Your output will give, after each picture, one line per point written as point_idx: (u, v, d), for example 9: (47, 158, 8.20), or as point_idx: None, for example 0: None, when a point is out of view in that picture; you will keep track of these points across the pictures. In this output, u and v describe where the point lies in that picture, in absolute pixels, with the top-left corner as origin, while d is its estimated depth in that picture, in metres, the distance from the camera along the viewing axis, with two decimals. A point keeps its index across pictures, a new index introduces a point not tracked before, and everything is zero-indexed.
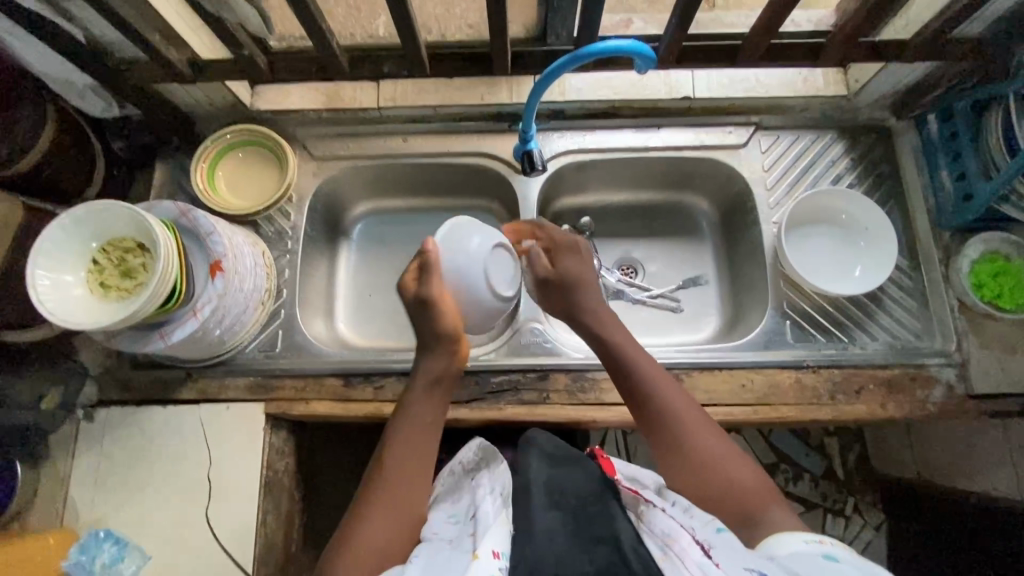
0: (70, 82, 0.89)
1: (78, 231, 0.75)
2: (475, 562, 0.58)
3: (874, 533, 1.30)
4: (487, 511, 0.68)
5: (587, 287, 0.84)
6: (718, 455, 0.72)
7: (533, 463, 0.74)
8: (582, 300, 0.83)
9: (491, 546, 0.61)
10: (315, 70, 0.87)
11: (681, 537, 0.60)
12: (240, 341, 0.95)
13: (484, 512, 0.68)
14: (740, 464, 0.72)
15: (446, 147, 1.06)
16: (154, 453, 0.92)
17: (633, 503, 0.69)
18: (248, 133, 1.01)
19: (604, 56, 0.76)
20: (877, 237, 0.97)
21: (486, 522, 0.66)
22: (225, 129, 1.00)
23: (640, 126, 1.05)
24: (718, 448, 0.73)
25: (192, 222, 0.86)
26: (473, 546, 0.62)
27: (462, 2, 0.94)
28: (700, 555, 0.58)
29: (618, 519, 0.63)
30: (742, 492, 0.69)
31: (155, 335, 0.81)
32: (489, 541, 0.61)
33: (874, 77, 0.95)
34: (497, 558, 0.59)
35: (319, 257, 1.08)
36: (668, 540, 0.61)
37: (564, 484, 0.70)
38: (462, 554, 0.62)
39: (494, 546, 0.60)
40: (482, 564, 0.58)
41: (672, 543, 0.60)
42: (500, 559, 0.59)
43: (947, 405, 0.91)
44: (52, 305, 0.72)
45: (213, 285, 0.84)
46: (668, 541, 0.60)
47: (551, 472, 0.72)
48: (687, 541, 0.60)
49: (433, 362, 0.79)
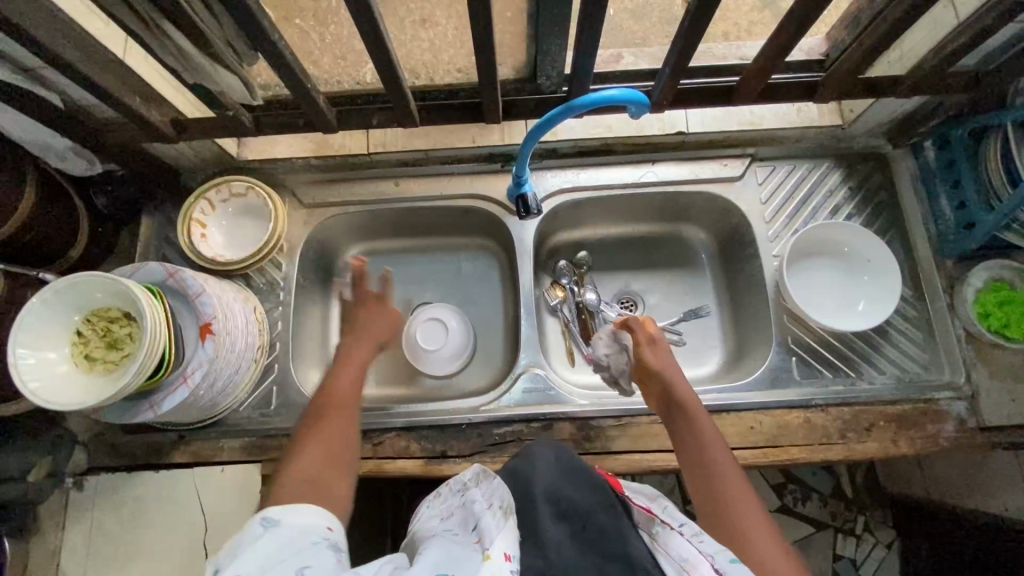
0: (48, 145, 0.83)
1: (59, 303, 0.72)
2: (485, 563, 0.56)
3: (885, 551, 1.27)
4: (490, 519, 0.64)
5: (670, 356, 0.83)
6: (758, 536, 0.64)
7: (537, 464, 0.71)
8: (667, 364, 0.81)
9: (501, 549, 0.58)
10: (302, 125, 0.84)
11: (699, 563, 0.57)
12: (233, 401, 0.92)
13: (488, 521, 0.63)
14: (782, 555, 0.63)
15: (438, 190, 1.04)
16: (148, 521, 0.89)
17: (647, 523, 0.64)
18: (226, 184, 0.97)
19: (598, 106, 0.76)
20: (879, 270, 0.96)
21: (493, 528, 0.62)
22: (203, 186, 0.96)
23: (635, 162, 1.03)
24: (761, 528, 0.65)
25: (179, 284, 0.82)
26: (482, 547, 0.59)
27: (450, 48, 0.92)
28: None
29: (630, 536, 0.60)
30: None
31: (145, 406, 0.78)
32: (501, 543, 0.59)
33: (868, 109, 0.95)
34: (509, 560, 0.57)
35: (312, 304, 1.06)
36: (686, 565, 0.58)
37: (567, 491, 0.66)
38: (473, 552, 0.59)
39: (506, 548, 0.58)
40: (494, 565, 0.56)
41: (691, 569, 0.57)
42: (512, 562, 0.56)
43: (958, 439, 0.89)
44: (35, 385, 0.70)
45: (203, 349, 0.81)
46: (686, 567, 0.57)
47: (557, 473, 0.69)
48: (705, 569, 0.57)
49: (358, 347, 0.84)
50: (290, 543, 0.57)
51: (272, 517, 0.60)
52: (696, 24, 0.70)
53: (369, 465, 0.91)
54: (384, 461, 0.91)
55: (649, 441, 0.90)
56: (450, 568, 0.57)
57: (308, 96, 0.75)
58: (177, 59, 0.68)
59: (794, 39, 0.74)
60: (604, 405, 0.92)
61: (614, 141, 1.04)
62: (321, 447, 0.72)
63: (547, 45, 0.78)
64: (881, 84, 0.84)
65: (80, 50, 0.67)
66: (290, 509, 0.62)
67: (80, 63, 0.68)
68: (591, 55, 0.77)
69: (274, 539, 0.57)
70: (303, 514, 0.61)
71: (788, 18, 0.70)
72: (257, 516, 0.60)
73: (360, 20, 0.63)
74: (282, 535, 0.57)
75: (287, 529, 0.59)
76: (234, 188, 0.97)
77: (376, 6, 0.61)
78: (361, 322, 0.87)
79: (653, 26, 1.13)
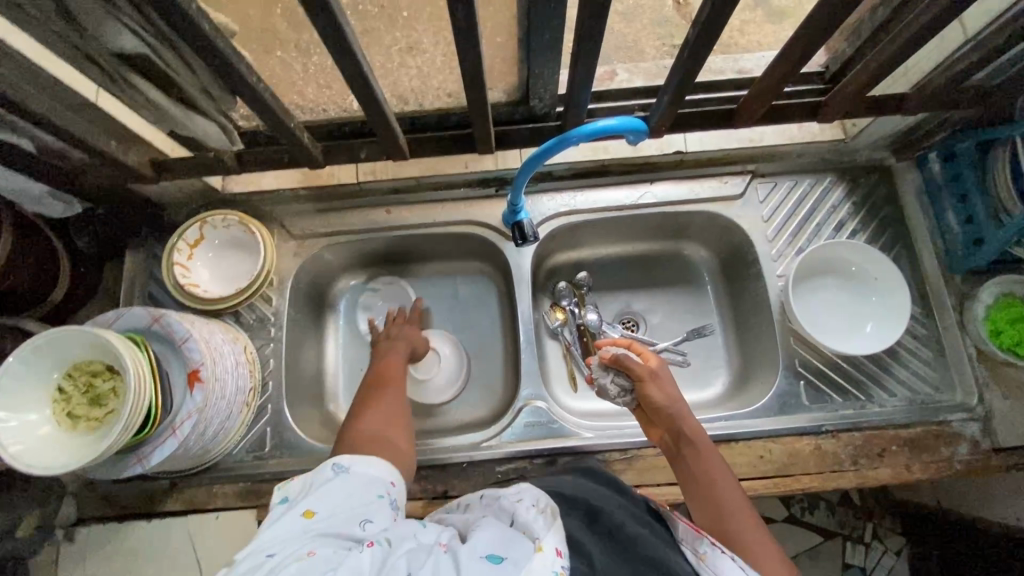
0: (23, 190, 0.79)
1: (38, 359, 0.69)
2: (537, 555, 0.56)
3: (895, 560, 1.21)
4: (528, 511, 0.64)
5: (659, 382, 0.83)
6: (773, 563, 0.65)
7: (562, 481, 0.76)
8: (658, 398, 0.81)
9: (552, 543, 0.59)
10: (288, 160, 0.82)
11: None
12: (225, 447, 0.89)
13: (526, 516, 0.64)
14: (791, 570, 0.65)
15: (432, 217, 1.01)
16: (142, 574, 0.86)
17: (694, 541, 0.67)
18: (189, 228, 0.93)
19: (596, 136, 0.73)
20: (888, 290, 0.93)
21: (537, 525, 0.62)
22: (172, 242, 0.92)
23: (633, 183, 1.01)
24: (772, 552, 0.66)
25: (167, 329, 0.79)
26: (532, 539, 0.59)
27: (439, 74, 0.89)
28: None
29: (669, 552, 0.64)
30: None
31: (133, 460, 0.75)
32: (552, 536, 0.59)
33: (872, 123, 0.92)
34: (560, 556, 0.57)
35: (305, 338, 1.02)
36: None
37: (599, 498, 0.72)
38: (523, 539, 0.59)
39: (558, 543, 0.58)
40: (545, 559, 0.56)
41: None
42: (563, 558, 0.57)
43: (972, 461, 0.87)
44: (15, 449, 0.66)
45: (192, 398, 0.78)
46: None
47: (591, 488, 0.74)
48: None
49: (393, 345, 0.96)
50: (361, 492, 0.63)
51: (343, 466, 0.66)
52: (697, 53, 0.67)
53: None
54: None
55: (656, 475, 0.87)
56: (501, 550, 0.57)
57: (292, 134, 0.72)
58: (150, 108, 0.65)
59: (797, 65, 0.71)
60: (609, 438, 0.89)
61: (610, 162, 1.00)
62: (383, 410, 0.81)
63: (539, 70, 0.74)
64: (887, 101, 0.81)
65: (49, 98, 0.64)
66: (356, 456, 0.67)
67: (52, 114, 0.65)
68: (587, 84, 0.74)
69: (342, 486, 0.63)
70: (369, 466, 0.67)
71: (792, 46, 0.68)
72: (326, 461, 0.66)
73: (345, 62, 0.60)
74: (349, 485, 0.63)
75: (357, 479, 0.64)
76: (189, 236, 0.93)
77: (359, 50, 0.59)
78: (397, 333, 0.98)
79: (644, 28, 1.11)
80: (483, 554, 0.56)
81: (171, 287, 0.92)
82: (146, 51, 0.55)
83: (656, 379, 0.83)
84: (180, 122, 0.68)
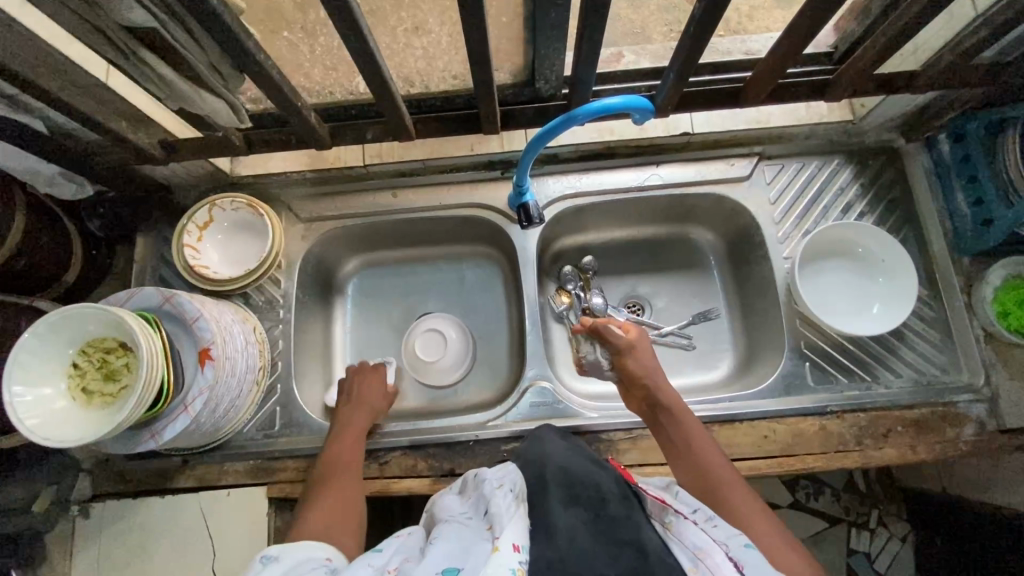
0: (38, 173, 0.81)
1: (52, 334, 0.70)
2: (494, 555, 0.55)
3: (900, 545, 1.21)
4: (502, 501, 0.64)
5: (642, 356, 0.88)
6: (761, 525, 0.67)
7: (552, 455, 0.75)
8: (643, 369, 0.86)
9: (510, 541, 0.57)
10: (294, 142, 0.83)
11: (713, 550, 0.58)
12: (236, 425, 0.91)
13: (498, 503, 0.64)
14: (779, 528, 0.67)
15: (438, 199, 1.02)
16: (155, 548, 0.88)
17: (659, 512, 0.65)
18: (199, 210, 0.94)
19: (602, 114, 0.73)
20: (894, 271, 0.93)
21: (502, 522, 0.61)
22: (182, 223, 0.93)
23: (638, 166, 1.00)
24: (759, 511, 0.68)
25: (176, 308, 0.80)
26: (493, 538, 0.59)
27: (445, 55, 0.88)
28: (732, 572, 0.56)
29: (643, 528, 0.62)
30: (773, 556, 0.63)
31: (146, 435, 0.77)
32: (510, 534, 0.58)
33: (880, 104, 0.92)
34: (518, 551, 0.56)
35: (313, 320, 1.04)
36: (699, 552, 0.58)
37: (581, 476, 0.70)
38: (483, 544, 0.59)
39: (514, 539, 0.57)
40: (501, 558, 0.55)
41: (704, 557, 0.58)
42: (520, 552, 0.55)
43: (978, 442, 0.87)
44: (31, 423, 0.68)
45: (203, 375, 0.79)
46: (699, 553, 0.58)
47: (574, 464, 0.73)
48: (719, 555, 0.58)
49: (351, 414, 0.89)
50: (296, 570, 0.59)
51: (271, 554, 0.61)
52: (702, 29, 0.67)
53: (376, 485, 0.89)
54: (391, 482, 0.89)
55: (661, 454, 0.88)
56: (459, 561, 0.57)
57: (298, 114, 0.73)
58: (160, 87, 0.65)
59: (804, 41, 0.70)
60: (614, 417, 0.90)
61: (615, 144, 1.00)
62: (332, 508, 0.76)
63: (544, 49, 0.74)
64: (896, 79, 0.80)
65: (60, 77, 0.65)
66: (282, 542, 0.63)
67: (63, 93, 0.66)
68: (592, 63, 0.74)
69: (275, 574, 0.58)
70: (299, 549, 0.63)
71: (799, 22, 0.67)
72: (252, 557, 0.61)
73: (350, 39, 0.60)
74: (284, 567, 0.59)
75: (288, 562, 0.60)
76: (198, 219, 0.95)
77: (365, 26, 0.59)
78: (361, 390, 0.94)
79: (651, 15, 1.07)
80: (440, 569, 0.56)
81: (180, 267, 0.93)
82: (154, 27, 0.56)
83: (639, 352, 0.88)
84: (188, 100, 0.68)
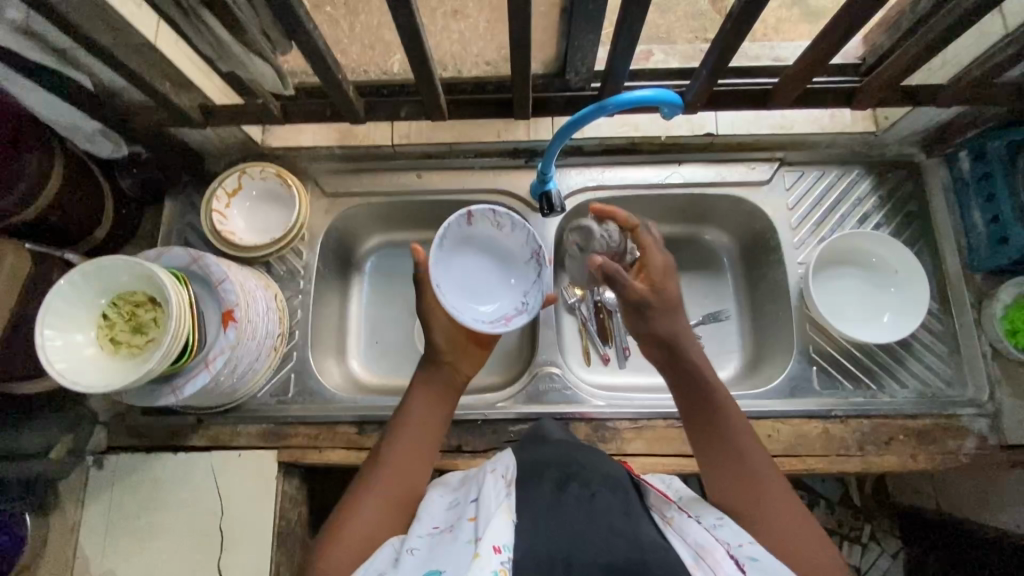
0: (79, 127, 0.84)
1: (87, 284, 0.73)
2: (475, 560, 0.54)
3: (891, 561, 1.20)
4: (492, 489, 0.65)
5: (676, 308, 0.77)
6: (788, 522, 0.62)
7: (550, 442, 0.76)
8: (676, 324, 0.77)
9: (492, 540, 0.57)
10: (329, 114, 0.85)
11: (714, 548, 0.59)
12: (252, 388, 0.93)
13: (488, 489, 0.65)
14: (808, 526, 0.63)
15: (461, 183, 1.04)
16: (166, 502, 0.91)
17: (662, 506, 0.67)
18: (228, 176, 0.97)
19: (630, 106, 0.75)
20: (909, 282, 0.94)
21: (487, 517, 0.60)
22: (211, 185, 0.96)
23: (660, 163, 1.02)
24: (786, 505, 0.64)
25: (204, 270, 0.82)
26: (476, 539, 0.58)
27: (480, 40, 0.87)
28: (731, 567, 0.57)
29: (638, 522, 0.62)
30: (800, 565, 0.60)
31: (167, 390, 0.79)
32: (491, 533, 0.57)
33: (906, 116, 0.92)
34: (499, 552, 0.56)
35: (331, 294, 1.06)
36: (700, 550, 0.59)
37: (583, 463, 0.71)
38: (467, 545, 0.58)
39: (495, 539, 0.56)
40: (483, 562, 0.54)
41: (705, 554, 0.58)
42: (502, 553, 0.55)
43: (978, 456, 0.88)
44: (61, 366, 0.70)
45: (225, 336, 0.81)
46: (701, 552, 0.59)
47: (572, 449, 0.74)
48: (721, 553, 0.58)
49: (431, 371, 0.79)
50: None
51: None
52: (738, 27, 0.69)
53: None
54: None
55: (665, 447, 0.90)
56: (441, 564, 0.57)
57: (338, 86, 0.75)
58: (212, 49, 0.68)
59: (835, 47, 0.72)
60: (620, 407, 0.92)
61: (640, 140, 1.02)
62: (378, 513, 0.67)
63: (579, 40, 0.76)
64: (922, 91, 0.82)
65: (118, 36, 0.68)
66: None
67: (116, 50, 0.69)
68: (626, 55, 0.76)
69: None
70: None
71: (831, 27, 0.69)
72: None
73: (397, 14, 0.62)
74: None
75: None
76: (228, 185, 0.97)
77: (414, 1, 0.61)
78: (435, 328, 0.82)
79: (679, 19, 1.03)
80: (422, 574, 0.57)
81: (206, 229, 0.95)
82: None
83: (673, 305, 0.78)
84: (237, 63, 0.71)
